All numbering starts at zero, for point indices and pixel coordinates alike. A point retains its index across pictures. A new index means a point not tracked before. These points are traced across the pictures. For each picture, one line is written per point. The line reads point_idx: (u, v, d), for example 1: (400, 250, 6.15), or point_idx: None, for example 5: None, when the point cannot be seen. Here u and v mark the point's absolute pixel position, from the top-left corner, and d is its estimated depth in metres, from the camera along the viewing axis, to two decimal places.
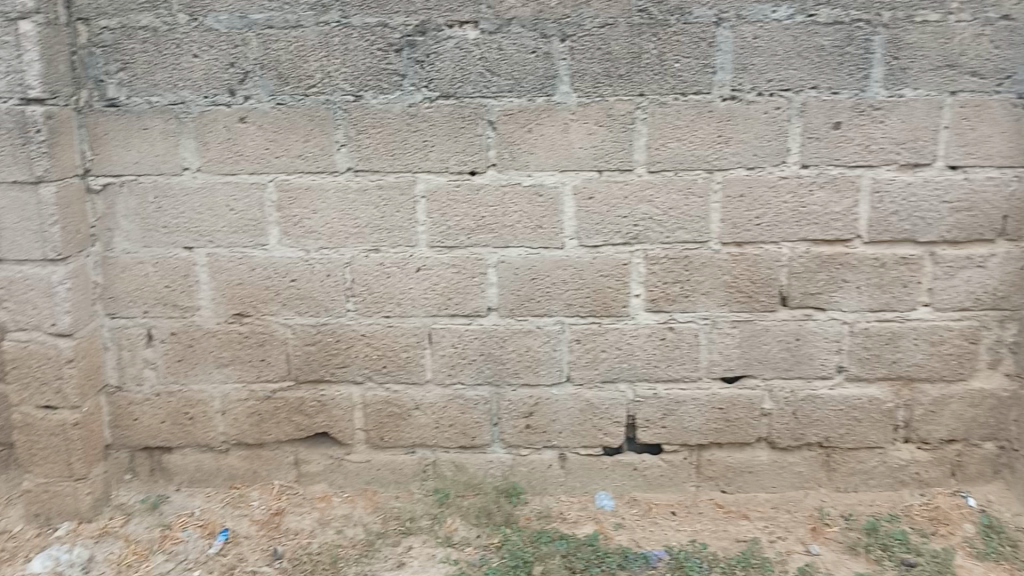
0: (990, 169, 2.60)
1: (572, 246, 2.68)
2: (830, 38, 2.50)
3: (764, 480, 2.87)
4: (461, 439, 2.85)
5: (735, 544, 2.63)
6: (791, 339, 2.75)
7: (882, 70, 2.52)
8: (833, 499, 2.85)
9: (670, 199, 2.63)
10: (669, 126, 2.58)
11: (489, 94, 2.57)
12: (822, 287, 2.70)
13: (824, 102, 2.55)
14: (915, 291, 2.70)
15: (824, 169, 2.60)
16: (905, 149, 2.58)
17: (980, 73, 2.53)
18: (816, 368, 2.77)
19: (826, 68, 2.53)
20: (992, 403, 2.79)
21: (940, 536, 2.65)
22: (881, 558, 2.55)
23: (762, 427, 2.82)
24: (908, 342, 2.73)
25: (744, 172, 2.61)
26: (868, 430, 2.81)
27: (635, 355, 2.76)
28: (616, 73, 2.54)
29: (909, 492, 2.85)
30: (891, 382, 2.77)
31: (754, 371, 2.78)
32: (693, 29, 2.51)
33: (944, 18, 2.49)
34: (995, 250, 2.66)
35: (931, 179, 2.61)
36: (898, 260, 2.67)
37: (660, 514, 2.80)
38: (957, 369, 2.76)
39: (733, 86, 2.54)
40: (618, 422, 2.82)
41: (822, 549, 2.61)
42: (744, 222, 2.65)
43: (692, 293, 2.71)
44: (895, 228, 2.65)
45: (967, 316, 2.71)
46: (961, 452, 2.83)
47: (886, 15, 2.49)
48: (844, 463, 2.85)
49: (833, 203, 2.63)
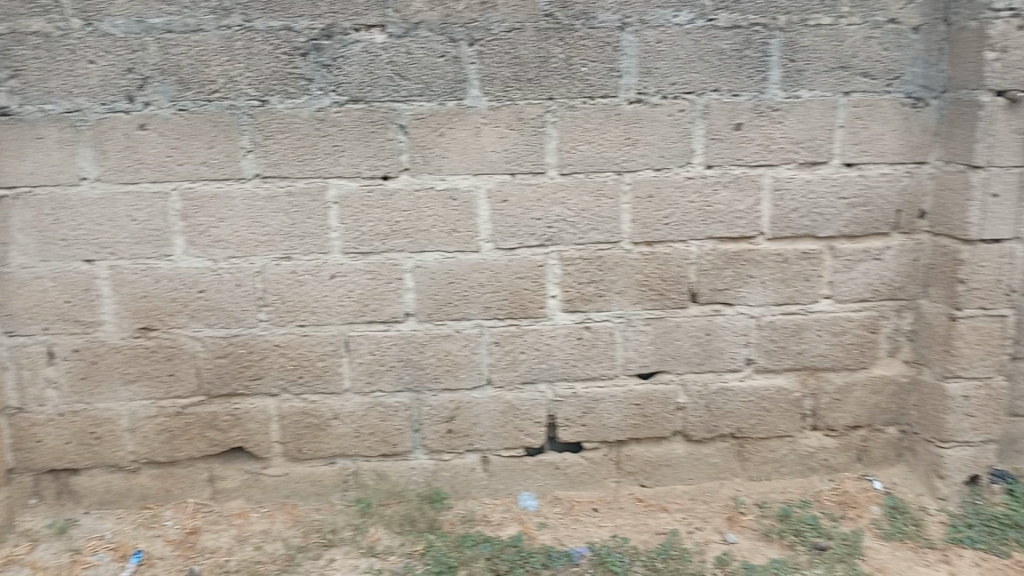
0: (883, 166, 2.72)
1: (488, 249, 2.68)
2: (729, 42, 2.58)
3: (682, 473, 2.93)
4: (382, 447, 2.82)
5: (656, 537, 2.68)
6: (702, 334, 2.81)
7: (779, 72, 2.61)
8: (748, 488, 2.93)
9: (582, 200, 2.66)
10: (579, 129, 2.61)
11: (399, 98, 2.55)
12: (729, 283, 2.78)
13: (724, 104, 2.63)
14: (817, 285, 2.80)
15: (727, 169, 2.68)
16: (803, 148, 2.68)
17: (870, 74, 2.64)
18: (726, 362, 2.85)
19: (727, 71, 2.60)
20: (893, 389, 2.91)
21: (849, 519, 2.76)
22: (794, 543, 2.64)
23: (677, 421, 2.88)
24: (812, 333, 2.84)
25: (653, 173, 2.66)
26: (778, 419, 2.91)
27: (553, 356, 2.79)
28: (525, 77, 2.56)
29: (819, 478, 2.96)
30: (798, 373, 2.88)
31: (668, 367, 2.84)
32: (599, 33, 2.55)
33: (836, 22, 2.60)
34: (890, 243, 2.79)
35: (828, 176, 2.71)
36: (799, 255, 2.77)
37: (582, 512, 2.83)
38: (859, 358, 2.88)
39: (639, 89, 2.59)
40: (539, 422, 2.84)
41: (738, 537, 2.68)
42: (654, 222, 2.70)
43: (606, 293, 2.75)
44: (795, 224, 2.75)
45: (867, 307, 2.84)
46: (866, 438, 2.95)
47: (781, 19, 2.58)
48: (756, 452, 2.93)
49: (737, 202, 2.71)
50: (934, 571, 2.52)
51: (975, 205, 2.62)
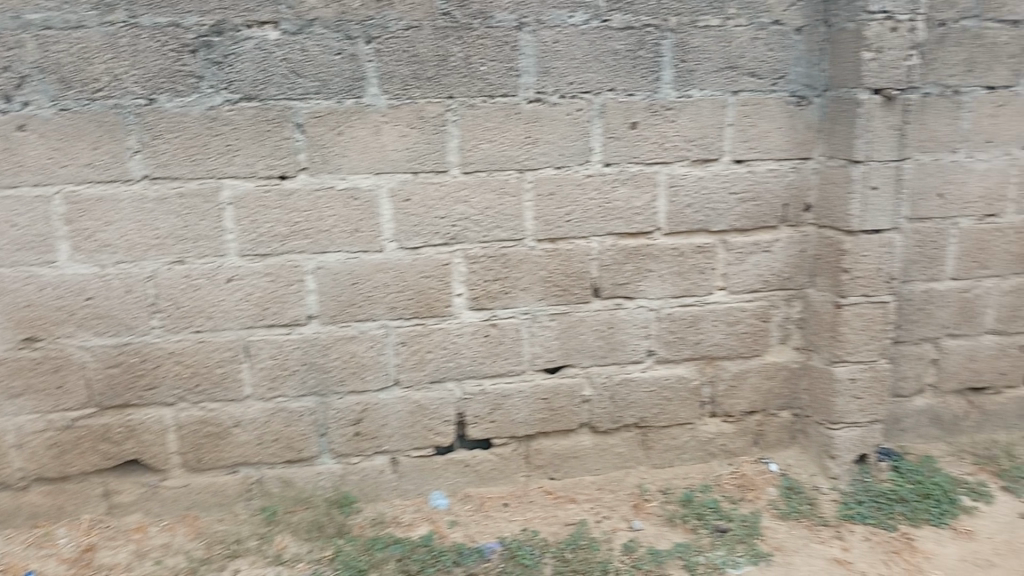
0: (770, 162, 2.85)
1: (391, 248, 2.66)
2: (623, 43, 2.64)
3: (589, 464, 2.99)
4: (287, 453, 2.77)
5: (565, 528, 2.72)
6: (605, 328, 2.88)
7: (672, 72, 2.69)
8: (652, 476, 3.02)
9: (485, 199, 2.68)
10: (480, 127, 2.62)
11: (295, 96, 2.50)
12: (630, 278, 2.85)
13: (620, 103, 2.69)
14: (711, 277, 2.91)
15: (624, 166, 2.75)
16: (695, 146, 2.77)
17: (757, 74, 2.76)
18: (628, 354, 2.92)
19: (621, 71, 2.66)
20: (785, 375, 3.05)
21: (748, 501, 2.88)
22: (697, 527, 2.73)
23: (583, 414, 2.94)
24: (708, 324, 2.94)
25: (553, 171, 2.70)
26: (679, 408, 3.00)
27: (461, 354, 2.80)
28: (424, 75, 2.55)
29: (719, 463, 3.08)
30: (696, 362, 2.98)
31: (573, 361, 2.89)
32: (496, 33, 2.56)
33: (723, 23, 2.70)
34: (778, 235, 2.92)
35: (720, 172, 2.82)
36: (695, 248, 2.87)
37: (493, 507, 2.85)
38: (753, 346, 3.00)
39: (538, 88, 2.63)
40: (448, 421, 2.85)
41: (644, 524, 2.76)
42: (556, 218, 2.74)
43: (511, 289, 2.78)
44: (690, 219, 2.84)
45: (758, 297, 2.96)
46: (761, 422, 3.09)
47: (672, 20, 2.66)
48: (659, 441, 3.02)
49: (635, 198, 2.78)
50: (827, 547, 2.65)
51: (856, 197, 2.77)
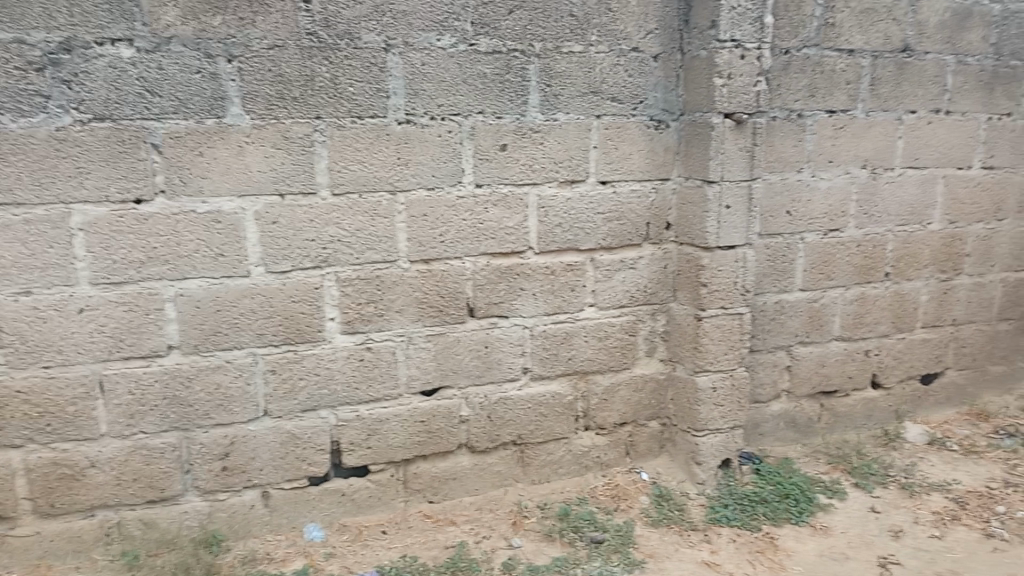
0: (634, 183, 2.98)
1: (258, 272, 2.58)
2: (491, 67, 2.68)
3: (467, 484, 3.00)
4: (149, 492, 2.62)
5: (444, 551, 2.72)
6: (481, 347, 2.90)
7: (538, 96, 2.76)
8: (530, 492, 3.06)
9: (356, 221, 2.64)
10: (349, 148, 2.59)
11: (151, 116, 2.39)
12: (504, 297, 2.89)
13: (490, 126, 2.73)
14: (582, 294, 3.00)
15: (495, 187, 2.79)
16: (563, 168, 2.85)
17: (619, 99, 2.87)
18: (504, 372, 2.95)
19: (490, 94, 2.70)
20: (652, 386, 3.18)
21: (621, 511, 2.97)
22: (574, 540, 2.79)
23: (461, 434, 2.94)
24: (580, 340, 3.03)
25: (426, 193, 2.70)
26: (554, 423, 3.06)
27: (334, 379, 2.74)
28: (289, 95, 2.49)
29: (593, 475, 3.16)
30: (569, 377, 3.05)
31: (449, 381, 2.89)
32: (364, 54, 2.54)
33: (586, 50, 2.79)
34: (643, 253, 3.05)
35: (587, 193, 2.91)
36: (565, 267, 2.94)
37: (370, 536, 2.80)
38: (622, 359, 3.11)
39: (407, 110, 2.62)
40: (322, 449, 2.78)
41: (523, 541, 2.79)
42: (429, 240, 2.74)
43: (385, 311, 2.75)
44: (560, 239, 2.91)
45: (626, 312, 3.08)
46: (632, 433, 3.20)
47: (538, 46, 2.72)
48: (536, 457, 3.07)
49: (507, 219, 2.82)
50: (697, 551, 2.76)
51: (712, 215, 2.93)
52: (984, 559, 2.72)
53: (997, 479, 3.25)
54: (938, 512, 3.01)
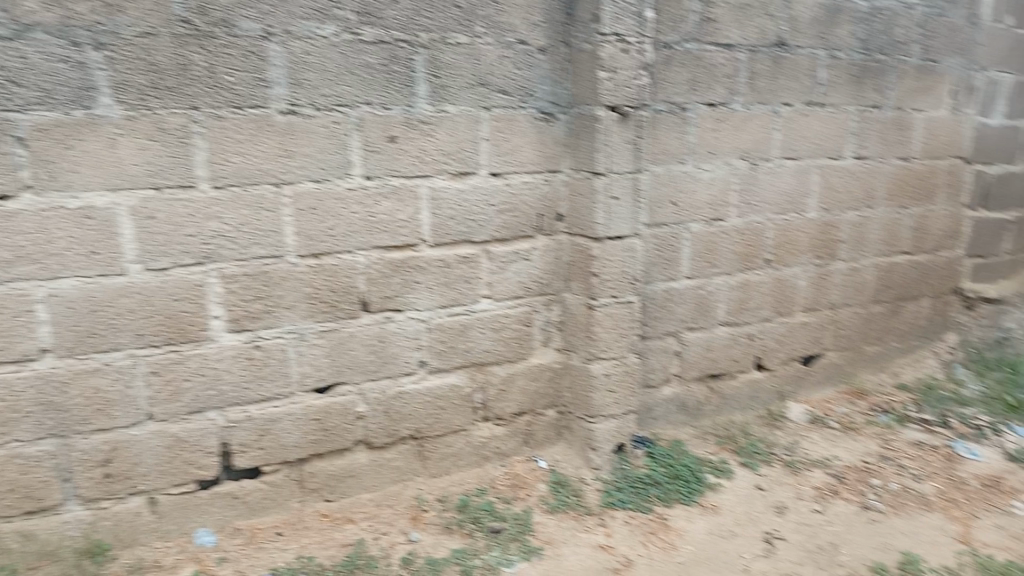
0: (525, 175, 3.01)
1: (135, 271, 2.46)
2: (376, 57, 2.65)
3: (365, 481, 2.96)
4: (26, 504, 2.47)
5: (342, 550, 2.68)
6: (375, 342, 2.86)
7: (426, 87, 2.75)
8: (430, 485, 3.05)
9: (239, 215, 2.56)
10: (230, 140, 2.51)
11: (14, 107, 2.24)
12: (397, 290, 2.86)
13: (377, 116, 2.69)
14: (476, 286, 3.01)
15: (386, 180, 2.75)
16: (454, 160, 2.85)
17: (507, 91, 2.89)
18: (400, 367, 2.93)
19: (376, 85, 2.67)
20: (549, 375, 3.23)
21: (520, 499, 3.01)
22: (473, 531, 2.80)
23: (358, 430, 2.90)
24: (476, 332, 3.04)
25: (313, 185, 2.65)
26: (452, 416, 3.06)
27: (221, 379, 2.65)
28: (164, 85, 2.39)
29: (493, 465, 3.18)
30: (466, 369, 3.06)
31: (344, 378, 2.84)
32: (242, 42, 2.45)
33: (473, 41, 2.79)
34: (536, 244, 3.09)
35: (478, 185, 2.92)
36: (459, 259, 2.95)
37: (264, 538, 2.74)
38: (518, 350, 3.15)
39: (290, 100, 2.56)
40: (210, 452, 2.69)
41: (422, 535, 2.78)
42: (318, 234, 2.69)
43: (274, 308, 2.68)
44: (453, 231, 2.91)
45: (520, 303, 3.11)
46: (530, 422, 3.24)
47: (424, 37, 2.70)
48: (435, 450, 3.06)
49: (399, 212, 2.80)
50: (593, 535, 2.83)
51: (600, 207, 2.99)
52: (861, 530, 2.89)
53: (873, 453, 3.46)
54: (819, 487, 3.18)
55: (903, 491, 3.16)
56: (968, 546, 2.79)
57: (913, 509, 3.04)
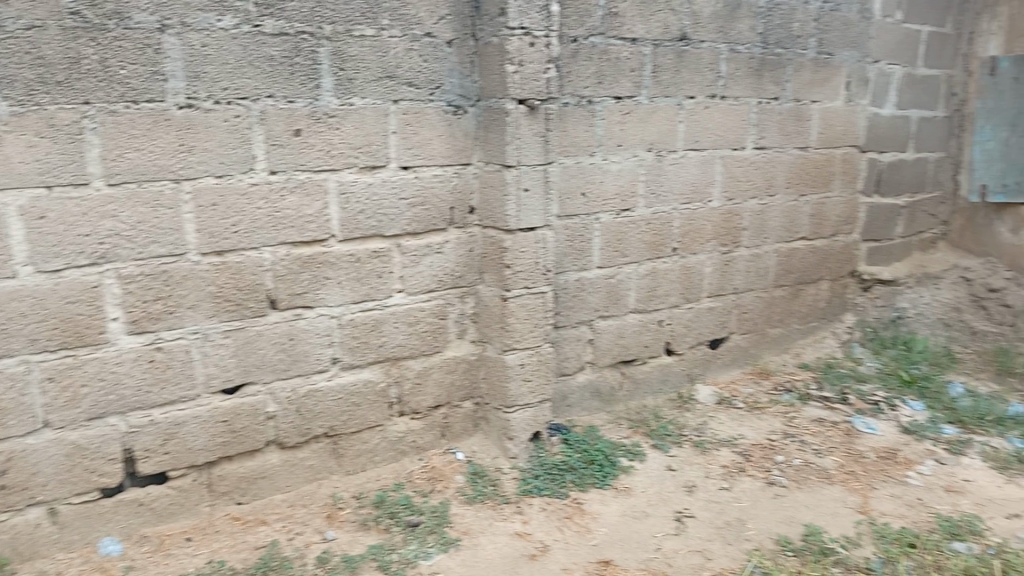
0: (436, 168, 3.00)
1: (25, 273, 2.35)
2: (278, 49, 2.59)
3: (278, 482, 2.91)
4: None
5: (255, 552, 2.63)
6: (284, 340, 2.81)
7: (331, 80, 2.70)
8: (345, 483, 3.02)
9: (136, 213, 2.47)
10: (124, 135, 2.41)
11: None
12: (307, 287, 2.82)
13: (281, 110, 2.64)
14: (389, 280, 2.99)
15: (291, 174, 2.70)
16: (362, 153, 2.82)
17: (415, 83, 2.87)
18: (312, 364, 2.88)
19: (279, 78, 2.61)
20: (465, 367, 3.24)
21: (437, 492, 3.01)
22: (389, 526, 2.79)
23: (269, 431, 2.85)
24: (389, 326, 3.02)
25: (214, 180, 2.57)
26: (367, 411, 3.04)
27: (123, 384, 2.56)
28: (52, 79, 2.28)
29: (410, 460, 3.17)
30: (381, 364, 3.04)
31: (253, 377, 2.78)
32: (135, 35, 2.36)
33: (378, 34, 2.76)
34: (448, 237, 3.09)
35: (388, 178, 2.90)
36: (370, 254, 2.92)
37: (174, 544, 2.66)
38: (433, 343, 3.14)
39: (188, 93, 2.48)
40: (114, 459, 2.59)
41: (338, 533, 2.75)
42: (221, 230, 2.62)
43: (176, 308, 2.60)
44: (362, 225, 2.88)
45: (434, 297, 3.11)
46: (447, 415, 3.24)
47: (327, 29, 2.66)
48: (350, 447, 3.03)
49: (305, 206, 2.75)
50: (509, 523, 2.86)
51: (511, 199, 3.01)
52: (766, 504, 3.01)
53: (777, 431, 3.61)
54: (727, 465, 3.29)
55: (806, 466, 3.31)
56: (865, 516, 2.94)
57: (815, 483, 3.18)
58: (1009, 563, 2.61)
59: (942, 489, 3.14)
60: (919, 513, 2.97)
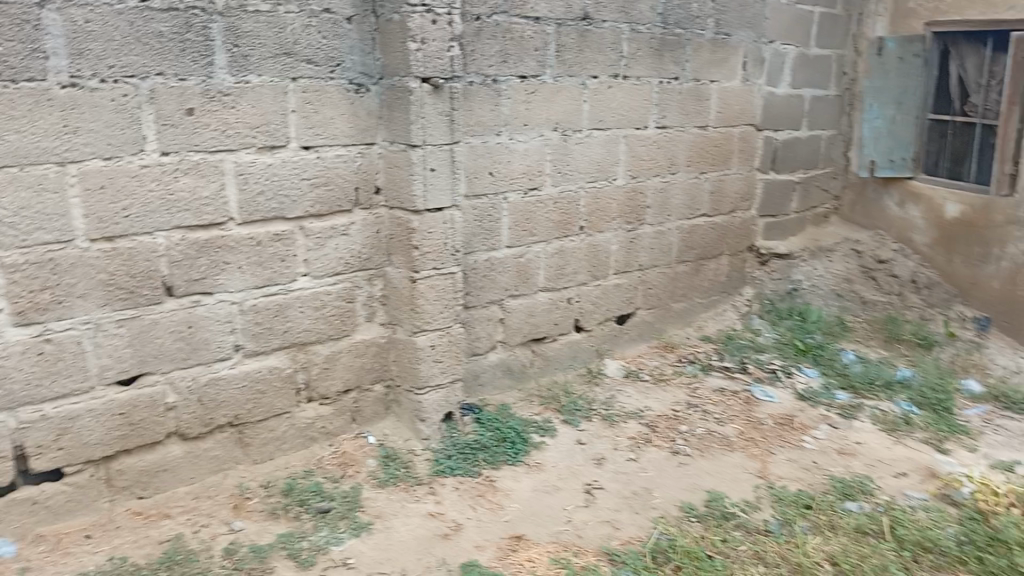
0: (338, 148, 2.94)
1: None
2: (167, 25, 2.48)
3: (182, 474, 2.82)
4: None
5: (159, 547, 2.56)
6: (182, 328, 2.71)
7: (225, 56, 2.60)
8: (253, 472, 2.96)
9: (17, 198, 2.34)
10: (2, 116, 2.27)
11: None
12: (205, 272, 2.72)
13: (172, 88, 2.53)
14: (293, 264, 2.92)
15: (185, 155, 2.60)
16: (260, 133, 2.73)
17: (314, 60, 2.80)
18: (213, 352, 2.80)
19: (168, 55, 2.50)
20: (374, 350, 3.21)
21: (348, 476, 2.98)
22: (299, 514, 2.75)
23: (170, 422, 2.76)
24: (294, 311, 2.95)
25: (101, 163, 2.45)
26: (274, 398, 2.98)
27: (10, 378, 2.43)
28: None
29: (320, 446, 3.13)
30: (287, 350, 2.98)
31: (150, 368, 2.68)
32: (11, 9, 2.22)
33: (274, 9, 2.67)
34: (354, 219, 3.04)
35: (288, 159, 2.83)
36: (272, 237, 2.84)
37: (72, 542, 2.55)
38: (341, 327, 3.10)
39: (71, 72, 2.35)
40: (3, 457, 2.46)
41: (246, 523, 2.70)
42: (111, 215, 2.50)
43: (65, 297, 2.48)
44: (263, 208, 2.80)
45: (341, 279, 3.06)
46: (357, 399, 3.21)
47: (219, 4, 2.56)
48: (256, 436, 2.96)
49: (201, 188, 2.65)
50: (422, 504, 2.86)
51: (418, 179, 2.98)
52: (672, 473, 3.12)
53: (681, 402, 3.73)
54: (634, 437, 3.39)
55: (709, 434, 3.44)
56: (765, 481, 3.08)
57: (717, 450, 3.31)
58: (896, 520, 2.78)
59: (835, 452, 3.32)
60: (815, 475, 3.13)
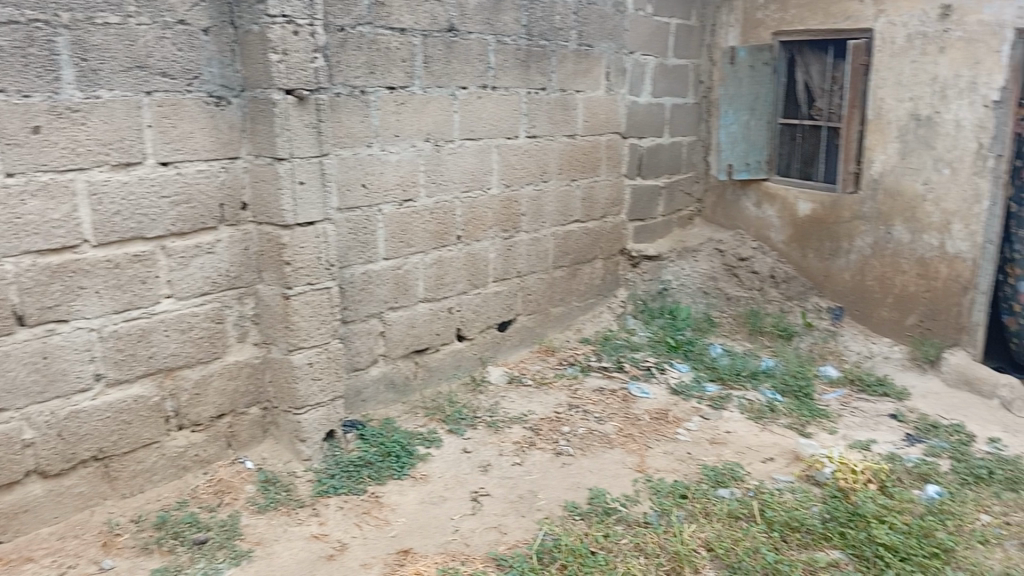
0: (199, 163, 2.84)
1: None
2: (7, 38, 2.33)
3: (44, 514, 2.64)
4: None
5: None
6: (38, 359, 2.54)
7: (73, 71, 2.47)
8: (122, 507, 2.80)
9: None
10: None
11: None
12: (58, 299, 2.56)
13: (14, 105, 2.37)
14: (156, 286, 2.80)
15: (32, 176, 2.44)
16: (113, 150, 2.60)
17: (169, 73, 2.70)
18: (72, 383, 2.63)
19: (9, 70, 2.35)
20: (249, 371, 3.12)
21: (225, 504, 2.88)
22: (174, 547, 2.64)
23: (28, 460, 2.57)
24: (159, 335, 2.83)
25: None
26: (141, 428, 2.84)
27: None
28: None
29: (193, 475, 3.00)
30: (153, 377, 2.85)
31: (4, 403, 2.49)
32: None
33: (124, 21, 2.56)
34: (219, 236, 2.95)
35: (146, 176, 2.70)
36: (131, 258, 2.71)
37: None
38: (210, 349, 2.99)
39: None
40: None
41: (116, 561, 2.56)
42: None
43: None
44: (120, 228, 2.67)
45: (209, 300, 2.96)
46: (232, 423, 3.11)
47: (65, 16, 2.42)
48: (123, 468, 2.81)
49: (50, 211, 2.50)
50: (305, 526, 2.80)
51: (286, 192, 2.92)
52: (556, 474, 3.19)
53: (563, 403, 3.82)
54: (518, 442, 3.44)
55: (590, 433, 3.54)
56: (643, 474, 3.20)
57: (598, 448, 3.41)
58: (765, 503, 2.95)
59: (707, 442, 3.49)
60: (689, 465, 3.28)
